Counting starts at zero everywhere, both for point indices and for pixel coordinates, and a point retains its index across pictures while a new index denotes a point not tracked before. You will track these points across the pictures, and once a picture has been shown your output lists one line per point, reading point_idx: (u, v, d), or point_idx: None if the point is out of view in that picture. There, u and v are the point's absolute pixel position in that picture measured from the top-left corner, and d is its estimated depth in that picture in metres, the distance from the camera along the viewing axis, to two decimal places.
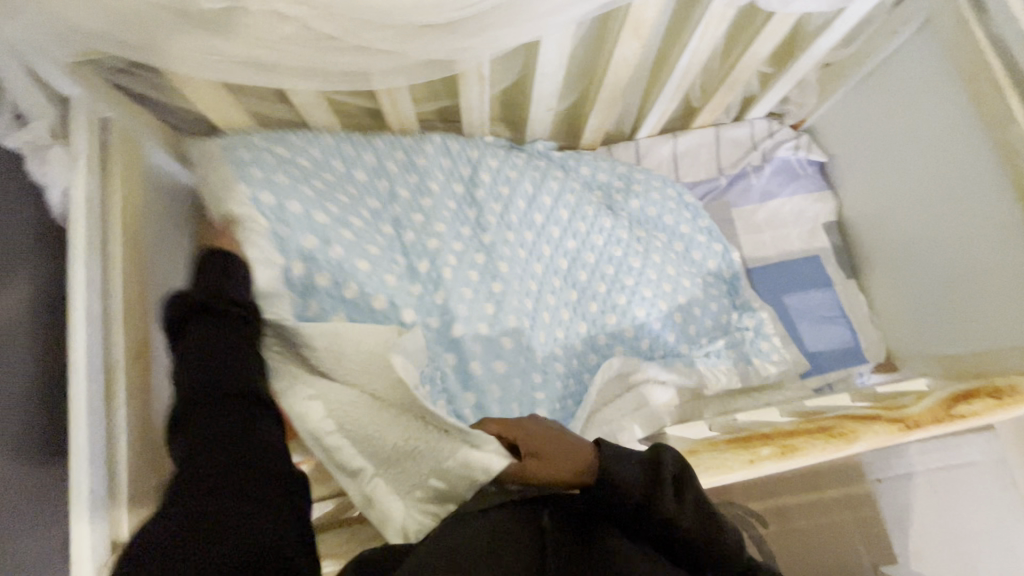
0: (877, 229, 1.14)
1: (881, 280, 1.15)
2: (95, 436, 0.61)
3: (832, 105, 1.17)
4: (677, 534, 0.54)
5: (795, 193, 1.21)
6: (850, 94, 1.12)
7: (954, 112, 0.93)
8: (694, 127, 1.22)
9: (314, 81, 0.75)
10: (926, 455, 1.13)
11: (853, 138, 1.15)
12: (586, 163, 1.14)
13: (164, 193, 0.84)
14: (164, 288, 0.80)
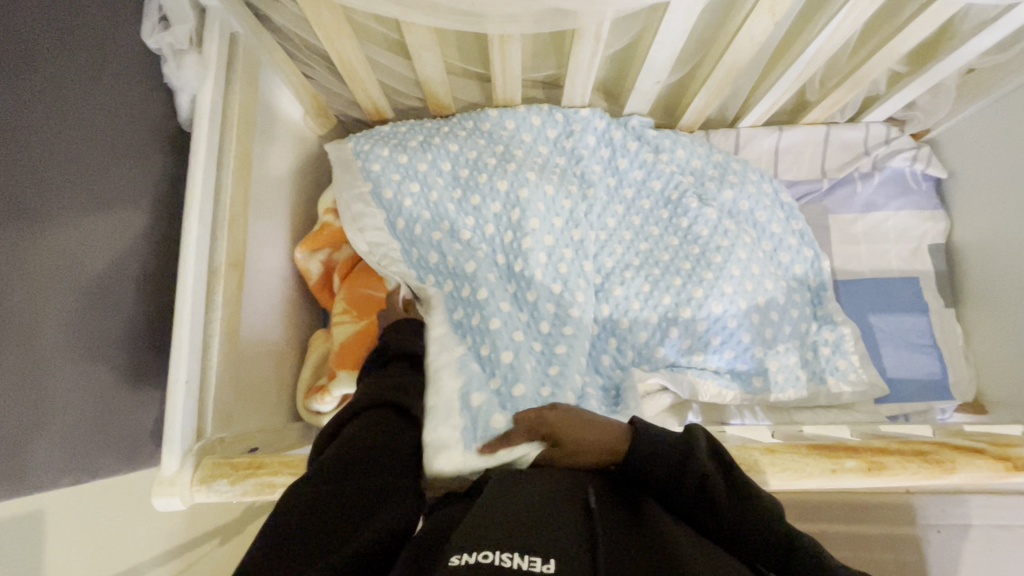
0: (991, 259, 1.05)
1: (982, 314, 1.07)
2: (194, 330, 0.64)
3: (964, 117, 1.07)
4: (725, 519, 0.51)
5: (902, 208, 1.12)
6: (988, 111, 1.03)
7: None
8: (803, 123, 1.15)
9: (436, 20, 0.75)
10: (990, 509, 1.06)
11: (983, 156, 1.05)
12: (682, 145, 1.07)
13: (266, 115, 0.88)
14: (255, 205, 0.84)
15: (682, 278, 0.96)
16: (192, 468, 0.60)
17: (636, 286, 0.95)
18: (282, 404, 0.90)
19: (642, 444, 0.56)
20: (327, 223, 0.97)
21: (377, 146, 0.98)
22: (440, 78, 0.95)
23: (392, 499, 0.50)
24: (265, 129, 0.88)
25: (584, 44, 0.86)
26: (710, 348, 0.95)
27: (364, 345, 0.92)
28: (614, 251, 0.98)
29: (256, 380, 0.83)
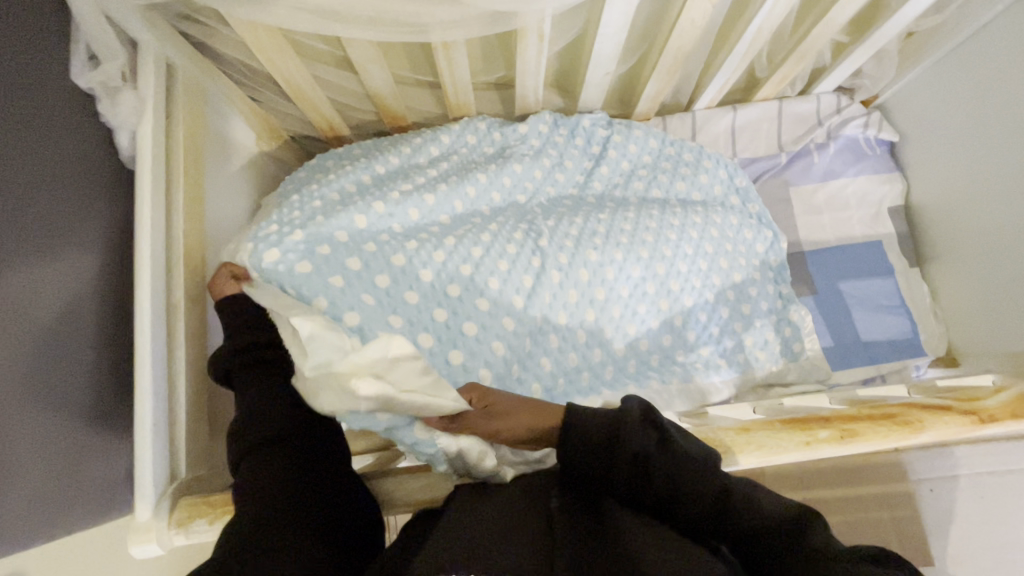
0: (949, 216, 1.08)
1: (948, 271, 1.09)
2: (158, 370, 0.63)
3: (909, 82, 1.10)
4: (684, 507, 0.50)
5: (860, 173, 1.14)
6: (930, 74, 1.06)
7: None
8: (756, 100, 1.17)
9: (375, 33, 0.75)
10: (979, 457, 1.06)
11: (932, 117, 1.08)
12: (634, 140, 1.09)
13: (216, 145, 0.86)
14: (215, 239, 0.83)
15: (661, 268, 0.93)
16: (168, 512, 0.59)
17: (618, 282, 0.89)
18: None
19: (575, 429, 0.54)
20: None
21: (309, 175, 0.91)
22: (390, 90, 0.94)
23: (313, 538, 0.53)
24: (216, 159, 0.87)
25: (529, 42, 0.86)
26: (689, 335, 0.96)
27: None
28: (594, 246, 0.89)
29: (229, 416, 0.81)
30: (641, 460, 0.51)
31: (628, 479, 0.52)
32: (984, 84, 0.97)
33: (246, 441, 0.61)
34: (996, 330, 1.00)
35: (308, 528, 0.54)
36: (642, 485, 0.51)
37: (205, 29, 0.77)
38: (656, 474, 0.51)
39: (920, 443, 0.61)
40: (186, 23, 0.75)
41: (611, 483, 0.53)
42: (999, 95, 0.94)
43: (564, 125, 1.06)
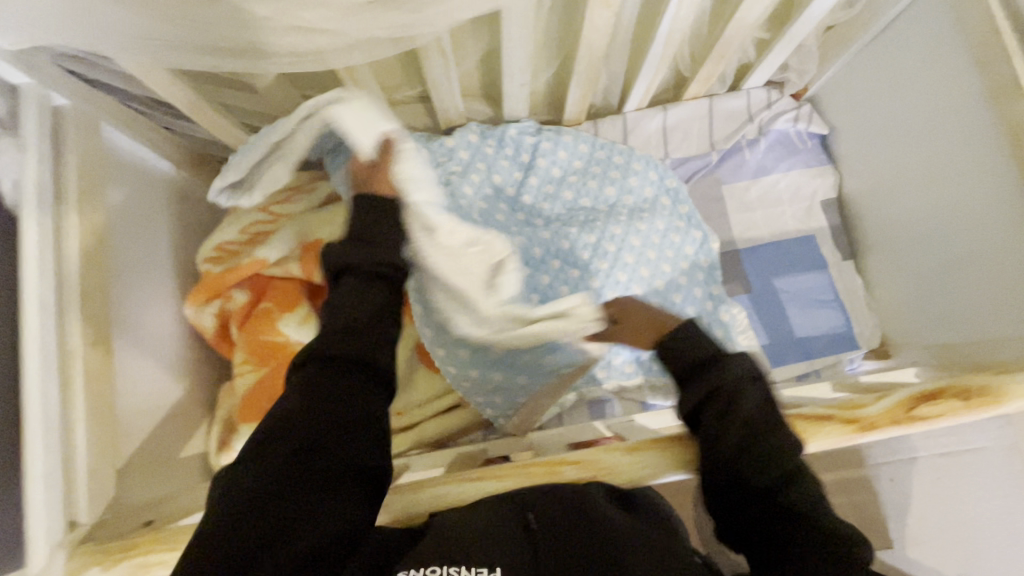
0: (877, 208, 1.07)
1: (879, 263, 1.08)
2: (50, 417, 0.64)
3: (832, 74, 1.09)
4: (749, 443, 0.55)
5: (792, 168, 1.14)
6: (846, 67, 1.05)
7: (954, 79, 0.85)
8: (686, 99, 1.16)
9: (263, 64, 0.75)
10: (930, 439, 1.06)
11: (853, 109, 1.07)
12: (563, 146, 1.08)
13: (124, 181, 0.86)
14: (125, 276, 0.83)
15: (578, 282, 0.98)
16: (64, 560, 0.59)
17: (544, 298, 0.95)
18: (189, 466, 0.89)
19: (707, 367, 0.60)
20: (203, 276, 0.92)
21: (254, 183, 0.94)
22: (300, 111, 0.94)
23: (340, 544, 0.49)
24: (125, 191, 0.86)
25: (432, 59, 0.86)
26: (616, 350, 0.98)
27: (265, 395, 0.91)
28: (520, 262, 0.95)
29: (146, 452, 0.81)
30: (751, 420, 0.56)
31: (719, 446, 0.55)
32: (895, 76, 0.96)
33: (257, 440, 0.52)
34: (921, 322, 1.00)
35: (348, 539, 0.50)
36: (731, 455, 0.55)
37: (94, 68, 0.77)
38: (752, 433, 0.55)
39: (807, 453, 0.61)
40: (71, 64, 0.74)
41: (765, 454, 0.54)
42: (908, 88, 0.94)
43: (494, 135, 1.06)
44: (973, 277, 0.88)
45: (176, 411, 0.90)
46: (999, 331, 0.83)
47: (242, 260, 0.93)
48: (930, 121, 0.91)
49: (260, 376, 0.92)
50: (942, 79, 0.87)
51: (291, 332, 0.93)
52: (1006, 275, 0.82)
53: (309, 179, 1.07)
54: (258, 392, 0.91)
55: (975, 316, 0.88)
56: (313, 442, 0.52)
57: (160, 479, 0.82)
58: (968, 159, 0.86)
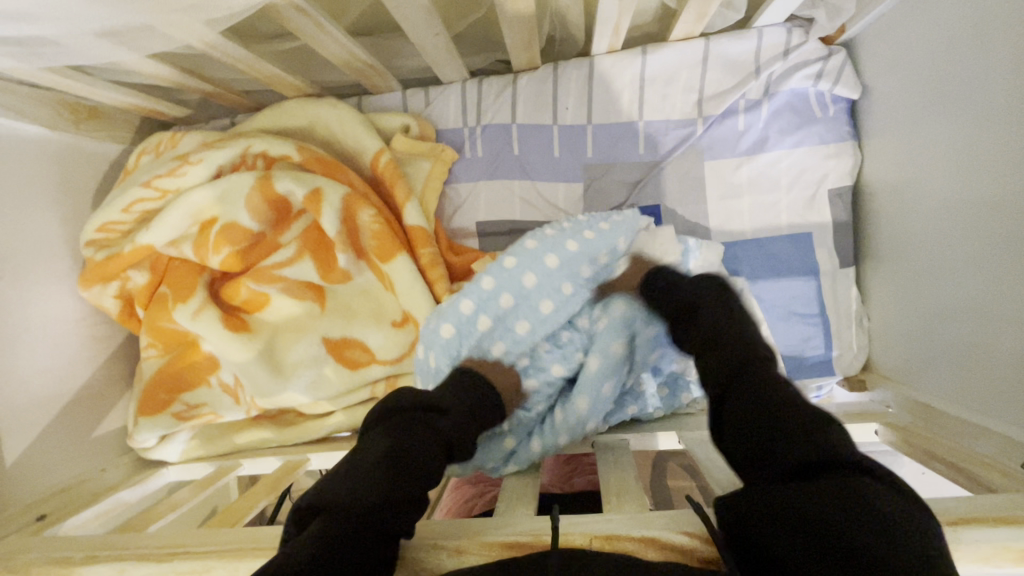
0: (896, 211, 0.84)
1: (882, 274, 0.88)
2: None
3: (877, 18, 0.83)
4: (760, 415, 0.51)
5: (799, 144, 0.89)
6: (904, 16, 0.77)
7: (1007, 60, 0.62)
8: (674, 39, 0.90)
9: (86, 49, 0.62)
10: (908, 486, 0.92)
11: (892, 70, 0.81)
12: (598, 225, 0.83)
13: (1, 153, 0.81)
14: (14, 259, 0.82)
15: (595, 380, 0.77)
16: None
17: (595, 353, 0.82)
18: (106, 444, 0.91)
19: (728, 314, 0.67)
20: (101, 259, 0.86)
21: (154, 178, 0.87)
22: (169, 69, 0.78)
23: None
24: (6, 164, 0.81)
25: (311, 15, 0.68)
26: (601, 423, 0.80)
27: (163, 383, 0.90)
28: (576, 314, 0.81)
29: (48, 440, 0.83)
30: (748, 360, 0.58)
31: (751, 392, 0.54)
32: (956, 43, 0.69)
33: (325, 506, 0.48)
34: (911, 356, 0.83)
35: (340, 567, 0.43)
36: (743, 395, 0.54)
37: None
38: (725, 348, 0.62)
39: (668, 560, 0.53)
40: None
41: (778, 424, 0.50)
42: (965, 63, 0.68)
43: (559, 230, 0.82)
44: (969, 321, 0.71)
45: (85, 392, 0.90)
46: (984, 398, 0.68)
47: (125, 246, 0.86)
48: (977, 110, 0.67)
49: (163, 362, 0.91)
50: (1013, 58, 0.62)
51: (185, 324, 0.88)
52: (1001, 333, 0.65)
53: (197, 142, 0.91)
54: (163, 379, 0.90)
55: (961, 367, 0.72)
56: (383, 520, 0.48)
57: (70, 462, 0.85)
58: (978, 122, 0.67)
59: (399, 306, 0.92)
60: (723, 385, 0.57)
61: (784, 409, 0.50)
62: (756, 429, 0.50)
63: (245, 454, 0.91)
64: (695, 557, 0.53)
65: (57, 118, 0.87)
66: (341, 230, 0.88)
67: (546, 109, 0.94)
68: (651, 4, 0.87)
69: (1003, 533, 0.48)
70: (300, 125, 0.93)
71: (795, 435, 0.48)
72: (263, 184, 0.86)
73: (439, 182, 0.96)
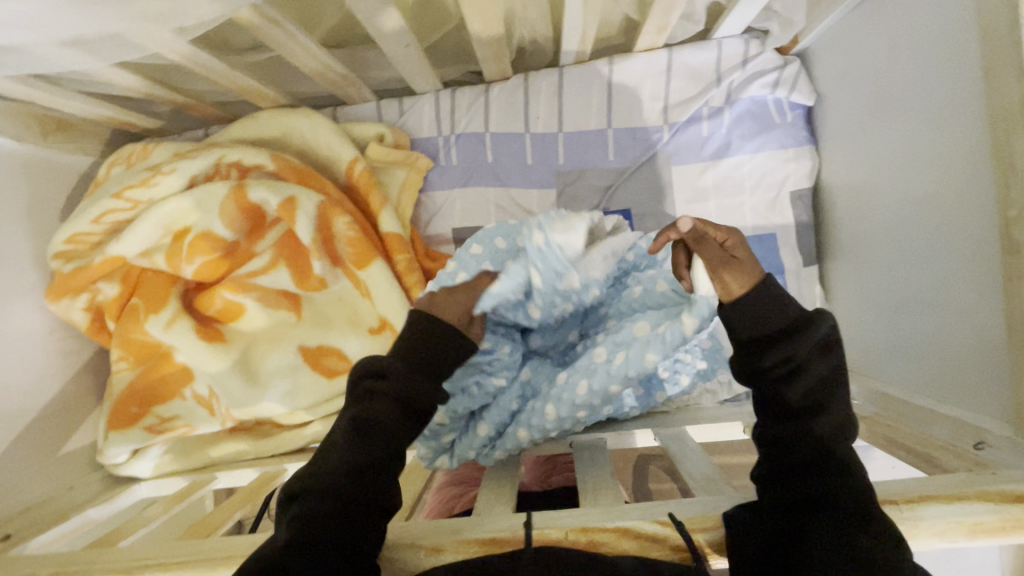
0: (853, 211, 0.88)
1: (843, 272, 0.92)
2: None
3: (827, 29, 0.88)
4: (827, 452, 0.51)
5: (761, 148, 0.93)
6: (850, 27, 0.82)
7: (944, 65, 0.66)
8: (639, 50, 0.94)
9: (53, 57, 0.63)
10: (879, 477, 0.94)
11: (842, 78, 0.86)
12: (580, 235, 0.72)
13: None
14: None
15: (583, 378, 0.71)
16: None
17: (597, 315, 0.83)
18: (74, 462, 0.89)
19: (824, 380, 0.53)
20: (70, 272, 0.85)
21: (126, 189, 0.86)
22: (139, 80, 0.78)
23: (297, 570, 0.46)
24: None
25: (282, 25, 0.69)
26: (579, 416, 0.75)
27: (133, 396, 0.89)
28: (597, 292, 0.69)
29: (12, 459, 0.80)
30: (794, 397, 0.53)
31: (795, 436, 0.53)
32: (897, 51, 0.74)
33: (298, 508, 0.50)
34: (873, 348, 0.86)
35: (311, 552, 0.48)
36: (784, 434, 0.54)
37: None
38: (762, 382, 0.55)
39: (639, 549, 0.53)
40: None
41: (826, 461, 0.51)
42: (904, 71, 0.73)
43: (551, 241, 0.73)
44: (925, 314, 0.74)
45: (52, 409, 0.88)
46: (942, 387, 0.71)
47: (95, 258, 0.86)
48: (918, 114, 0.72)
49: (134, 375, 0.90)
50: (948, 65, 0.66)
51: (157, 335, 0.87)
52: (954, 323, 0.69)
53: (170, 153, 0.91)
54: (134, 393, 0.89)
55: (921, 358, 0.75)
56: (348, 494, 0.51)
57: (38, 481, 0.83)
58: (922, 125, 0.71)
59: (376, 313, 0.92)
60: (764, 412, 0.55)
61: (829, 471, 0.50)
62: (796, 479, 0.52)
63: (219, 466, 0.90)
64: (666, 545, 0.53)
65: (25, 130, 0.86)
66: (316, 237, 0.88)
67: (518, 118, 0.97)
68: (615, 17, 0.91)
69: (954, 507, 0.50)
70: (275, 135, 0.94)
71: (837, 487, 0.49)
72: (237, 193, 0.86)
73: (414, 190, 0.97)
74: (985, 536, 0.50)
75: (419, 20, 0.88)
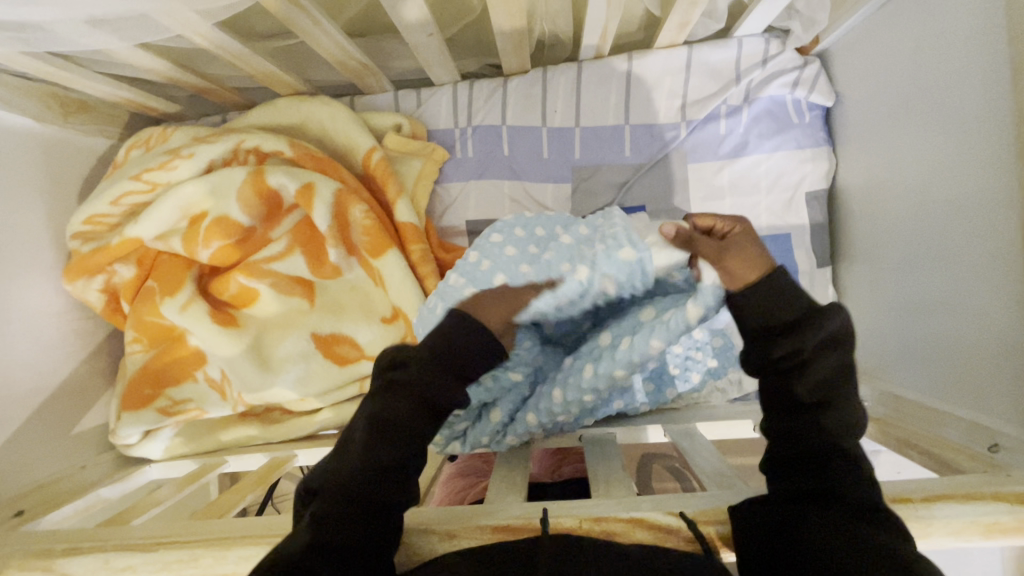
0: (869, 213, 0.88)
1: (856, 274, 0.92)
2: None
3: (849, 30, 0.88)
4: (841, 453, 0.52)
5: (778, 148, 0.93)
6: (872, 29, 0.82)
7: (969, 67, 0.66)
8: (659, 46, 0.94)
9: (80, 35, 0.63)
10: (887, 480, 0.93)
11: (863, 79, 0.86)
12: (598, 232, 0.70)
13: None
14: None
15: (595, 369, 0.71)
16: None
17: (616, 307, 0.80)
18: (85, 442, 0.89)
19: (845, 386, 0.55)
20: (87, 253, 0.86)
21: (145, 172, 0.87)
22: (162, 62, 0.79)
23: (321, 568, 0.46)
24: None
25: (307, 11, 0.69)
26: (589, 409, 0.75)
27: (146, 378, 0.89)
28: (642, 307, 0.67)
29: (25, 436, 0.81)
30: (825, 385, 0.54)
31: (815, 424, 0.54)
32: (921, 53, 0.74)
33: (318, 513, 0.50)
34: (885, 351, 0.86)
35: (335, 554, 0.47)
36: (797, 425, 0.55)
37: None
38: (786, 371, 0.56)
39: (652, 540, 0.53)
40: None
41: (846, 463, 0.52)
42: (929, 73, 0.73)
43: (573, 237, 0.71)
44: (940, 317, 0.74)
45: (65, 389, 0.89)
46: (957, 391, 0.70)
47: (113, 239, 0.86)
48: (941, 116, 0.71)
49: (148, 357, 0.90)
50: (972, 67, 0.66)
51: (171, 317, 0.88)
52: (970, 327, 0.68)
53: (189, 138, 0.91)
54: (147, 374, 0.89)
55: (935, 362, 0.75)
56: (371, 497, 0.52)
57: (49, 459, 0.83)
58: (945, 127, 0.71)
59: (389, 302, 0.93)
60: (787, 399, 0.56)
61: (840, 460, 0.52)
62: (809, 463, 0.53)
63: (229, 450, 0.90)
64: (682, 539, 0.53)
65: (45, 110, 0.87)
66: (332, 225, 0.89)
67: (535, 111, 0.97)
68: (636, 13, 0.91)
69: (969, 508, 0.50)
70: (293, 122, 0.94)
71: (844, 474, 0.51)
72: (255, 178, 0.87)
73: (430, 181, 0.97)
74: (1000, 537, 0.50)
75: (440, 11, 0.88)
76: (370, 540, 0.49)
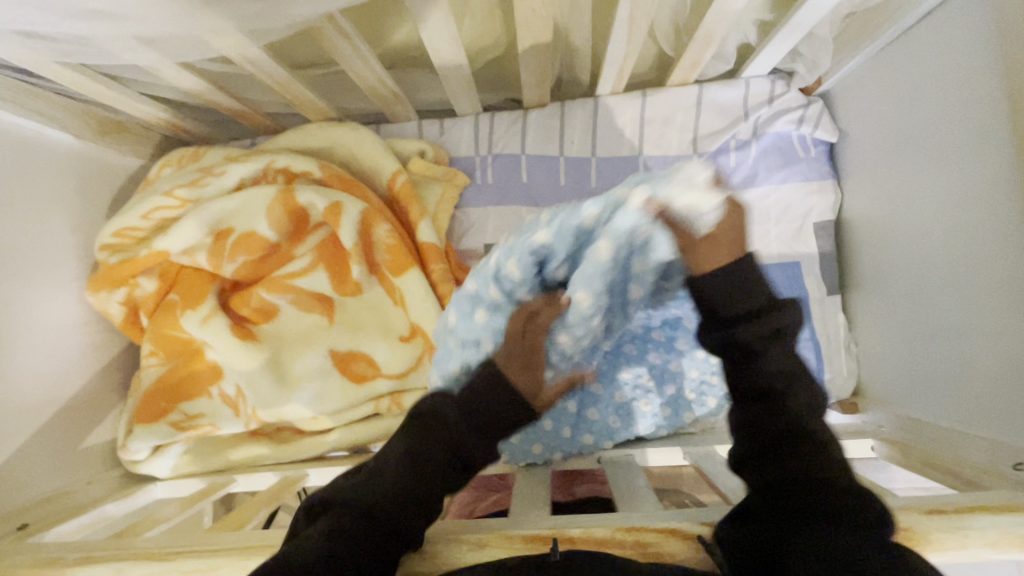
0: (875, 242, 0.91)
1: (865, 302, 0.94)
2: None
3: (849, 72, 0.94)
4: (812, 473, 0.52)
5: (786, 180, 0.98)
6: (874, 72, 0.88)
7: (968, 105, 0.71)
8: (671, 84, 0.99)
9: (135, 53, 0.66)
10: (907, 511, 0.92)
11: (865, 117, 0.91)
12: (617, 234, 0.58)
13: (28, 155, 0.83)
14: (24, 258, 0.82)
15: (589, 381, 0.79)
16: None
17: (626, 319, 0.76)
18: (93, 457, 0.87)
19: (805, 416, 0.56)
20: (114, 263, 0.87)
21: (178, 188, 0.89)
22: (204, 85, 0.83)
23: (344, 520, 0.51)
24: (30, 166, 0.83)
25: (350, 40, 0.74)
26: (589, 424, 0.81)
27: (161, 391, 0.89)
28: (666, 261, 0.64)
29: (35, 448, 0.79)
30: (785, 408, 0.56)
31: (782, 447, 0.54)
32: (920, 93, 0.79)
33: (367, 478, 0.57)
34: (898, 377, 0.87)
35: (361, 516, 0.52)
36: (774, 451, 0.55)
37: None
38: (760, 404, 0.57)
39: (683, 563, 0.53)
40: None
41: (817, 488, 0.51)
42: (927, 112, 0.78)
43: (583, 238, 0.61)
44: (951, 342, 0.76)
45: (78, 401, 0.87)
46: (975, 415, 0.71)
47: (140, 251, 0.88)
48: (943, 149, 0.76)
49: (164, 370, 0.90)
50: (971, 104, 0.70)
51: (193, 330, 0.88)
52: (984, 350, 0.70)
53: (222, 157, 0.95)
54: (162, 388, 0.89)
55: (951, 385, 0.75)
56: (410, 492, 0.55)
57: (56, 472, 0.81)
58: (947, 161, 0.75)
59: (408, 321, 0.94)
60: (757, 433, 0.56)
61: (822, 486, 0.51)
62: (785, 492, 0.52)
63: (239, 469, 0.88)
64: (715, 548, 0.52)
65: (85, 128, 0.90)
66: (357, 243, 0.91)
67: (553, 142, 1.01)
68: (651, 53, 0.97)
69: (1006, 519, 0.50)
70: (322, 146, 0.98)
71: (818, 494, 0.50)
72: (285, 196, 0.89)
73: (451, 205, 1.00)
74: None
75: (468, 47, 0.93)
76: (369, 545, 0.50)
